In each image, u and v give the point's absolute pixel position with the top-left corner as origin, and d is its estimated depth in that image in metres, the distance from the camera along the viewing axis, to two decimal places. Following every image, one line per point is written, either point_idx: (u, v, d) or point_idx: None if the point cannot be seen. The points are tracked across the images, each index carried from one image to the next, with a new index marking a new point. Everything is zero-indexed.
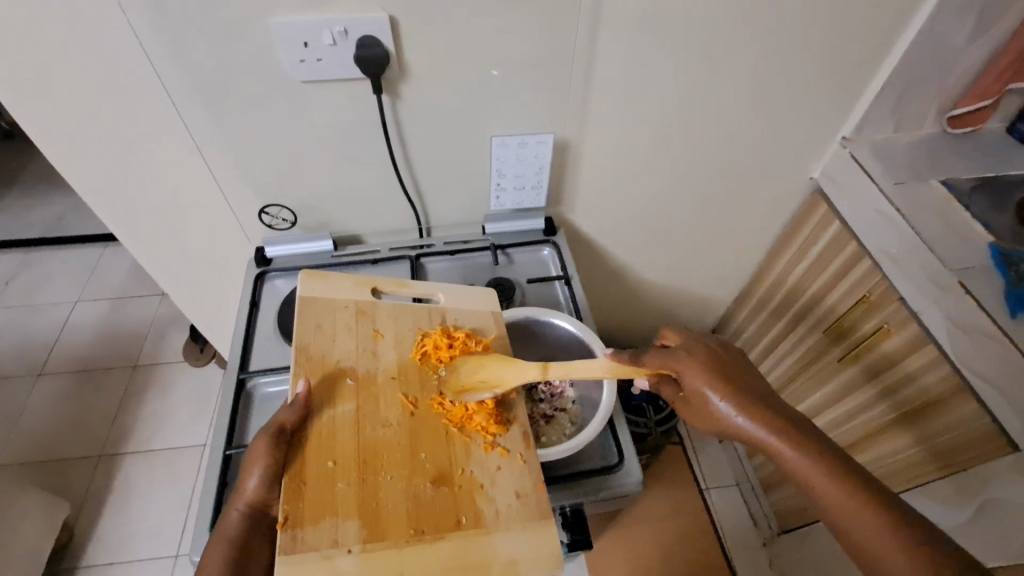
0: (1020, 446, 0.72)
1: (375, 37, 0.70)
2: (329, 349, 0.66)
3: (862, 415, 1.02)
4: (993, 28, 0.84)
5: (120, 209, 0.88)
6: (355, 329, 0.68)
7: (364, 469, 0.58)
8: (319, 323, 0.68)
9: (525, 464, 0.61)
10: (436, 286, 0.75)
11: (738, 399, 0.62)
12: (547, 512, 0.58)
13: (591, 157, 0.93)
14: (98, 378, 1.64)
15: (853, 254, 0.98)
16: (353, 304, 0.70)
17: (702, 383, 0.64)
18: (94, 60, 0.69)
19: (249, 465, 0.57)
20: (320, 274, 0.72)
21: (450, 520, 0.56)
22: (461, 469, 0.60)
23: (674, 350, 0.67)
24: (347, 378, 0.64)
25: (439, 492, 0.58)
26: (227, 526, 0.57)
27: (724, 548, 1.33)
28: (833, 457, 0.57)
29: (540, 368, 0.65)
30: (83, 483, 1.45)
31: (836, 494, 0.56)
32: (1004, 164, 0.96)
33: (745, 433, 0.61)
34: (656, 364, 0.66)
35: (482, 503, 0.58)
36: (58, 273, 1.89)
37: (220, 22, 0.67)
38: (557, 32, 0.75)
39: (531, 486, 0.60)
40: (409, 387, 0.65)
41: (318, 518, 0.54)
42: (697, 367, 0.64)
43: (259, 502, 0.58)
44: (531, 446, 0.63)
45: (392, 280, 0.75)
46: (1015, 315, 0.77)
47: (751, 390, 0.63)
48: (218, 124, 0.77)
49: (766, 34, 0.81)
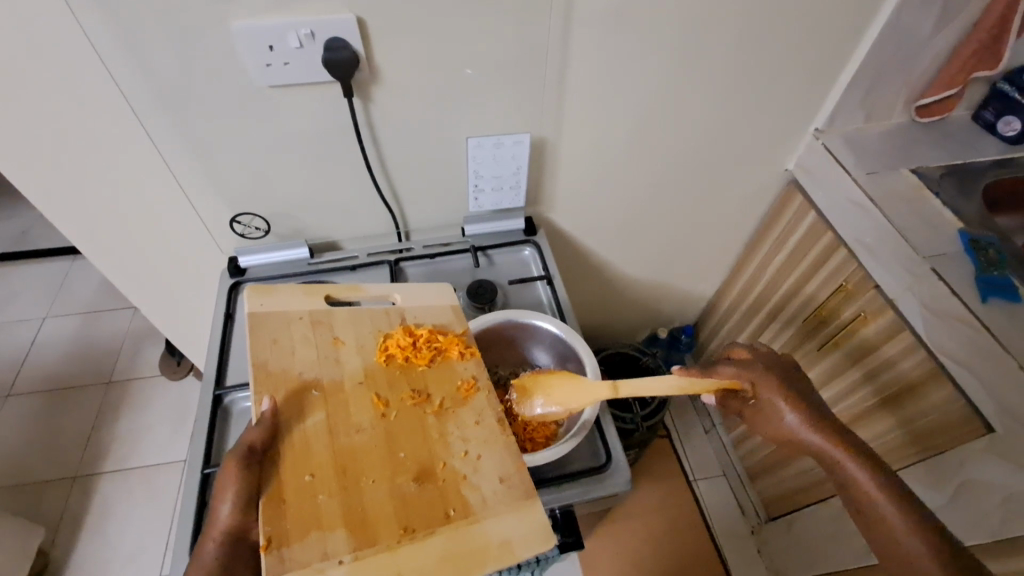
0: (994, 428, 0.74)
1: (342, 38, 0.68)
2: (289, 363, 0.63)
3: (847, 400, 1.02)
4: (957, 18, 0.85)
5: (81, 221, 0.84)
6: (313, 339, 0.66)
7: (343, 477, 0.56)
8: (275, 337, 0.65)
9: (506, 449, 0.61)
10: (391, 287, 0.74)
11: (810, 417, 0.66)
12: (533, 490, 0.58)
13: (568, 155, 0.93)
14: (71, 397, 1.59)
15: (829, 243, 0.99)
16: (308, 315, 0.68)
17: (778, 398, 0.68)
18: (51, 70, 0.66)
19: (220, 491, 0.55)
20: (267, 288, 0.69)
21: (439, 513, 0.56)
22: (442, 462, 0.59)
23: (746, 362, 0.71)
24: (313, 390, 0.62)
25: (424, 488, 0.57)
26: (204, 559, 0.55)
27: (714, 539, 1.35)
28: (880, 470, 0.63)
29: (610, 387, 0.68)
30: (57, 507, 1.40)
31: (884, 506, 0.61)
32: (970, 152, 0.98)
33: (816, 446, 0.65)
34: (730, 374, 0.70)
35: (468, 492, 0.57)
36: (24, 289, 1.83)
37: (180, 27, 0.65)
38: (527, 31, 0.74)
39: (513, 468, 0.60)
40: (379, 388, 0.64)
41: (303, 535, 0.52)
42: (770, 381, 0.69)
43: (235, 530, 0.56)
44: (507, 430, 0.63)
45: (344, 286, 0.73)
46: (984, 299, 0.78)
47: (816, 404, 0.67)
48: (181, 130, 0.74)
49: (735, 30, 0.81)
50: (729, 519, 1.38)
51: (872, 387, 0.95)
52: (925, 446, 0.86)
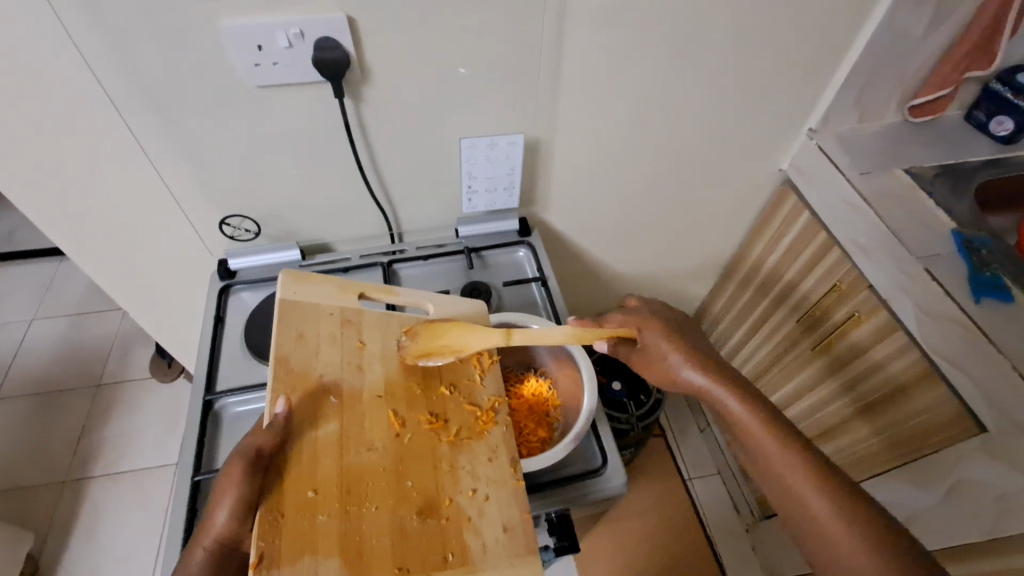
0: (985, 426, 0.74)
1: (332, 38, 0.67)
2: (312, 362, 0.62)
3: (826, 408, 1.06)
4: (951, 17, 0.85)
5: (67, 223, 0.83)
6: (339, 339, 0.64)
7: (347, 500, 0.55)
8: (302, 331, 0.64)
9: (516, 494, 0.58)
10: (426, 294, 0.71)
11: (690, 356, 0.67)
12: (535, 547, 0.55)
13: (562, 155, 0.92)
14: (60, 399, 1.57)
15: (823, 243, 0.99)
16: (338, 312, 0.66)
17: (661, 340, 0.69)
18: (26, 68, 0.64)
19: (220, 494, 0.53)
20: (303, 276, 0.67)
21: (436, 555, 0.53)
22: (448, 498, 0.57)
23: (634, 311, 0.73)
24: (331, 396, 0.60)
25: (425, 525, 0.55)
26: (191, 566, 0.53)
27: (708, 536, 1.36)
28: (755, 400, 0.62)
29: (504, 335, 0.66)
30: (47, 511, 1.39)
31: (756, 434, 0.60)
32: (962, 152, 0.98)
33: (694, 384, 0.66)
34: (618, 322, 0.72)
35: (470, 536, 0.55)
36: (12, 290, 1.81)
37: (166, 26, 0.63)
38: (519, 30, 0.73)
39: (519, 517, 0.57)
40: (397, 405, 0.62)
41: (296, 557, 0.51)
42: (656, 326, 0.70)
43: (227, 539, 0.54)
44: (519, 473, 0.60)
45: (379, 286, 0.70)
46: (977, 299, 0.78)
47: (700, 347, 0.68)
48: (168, 130, 0.73)
49: (731, 30, 0.81)
50: (724, 516, 1.39)
51: (852, 395, 0.98)
52: (911, 449, 0.88)
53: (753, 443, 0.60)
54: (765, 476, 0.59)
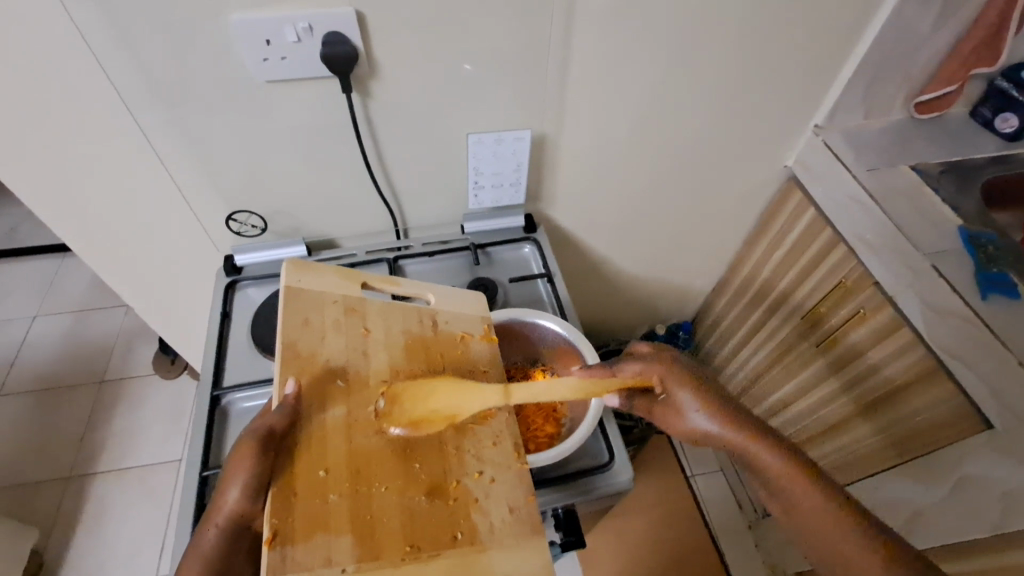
0: (993, 424, 0.74)
1: (340, 33, 0.67)
2: (319, 346, 0.61)
3: (829, 406, 1.06)
4: (959, 13, 0.85)
5: (74, 218, 0.83)
6: (345, 326, 0.64)
7: (357, 479, 0.54)
8: (307, 317, 0.63)
9: (522, 477, 0.59)
10: (426, 286, 0.71)
11: (715, 410, 0.62)
12: (541, 527, 0.56)
13: (568, 151, 0.92)
14: (63, 396, 1.57)
15: (828, 240, 0.99)
16: (342, 299, 0.66)
17: (680, 392, 0.64)
18: (35, 63, 0.64)
19: (231, 474, 0.53)
20: (306, 265, 0.66)
21: (446, 535, 0.53)
22: (456, 480, 0.57)
23: (646, 358, 0.68)
24: (338, 379, 0.60)
25: (434, 505, 0.55)
26: (205, 542, 0.54)
27: (712, 535, 1.36)
28: (801, 463, 0.58)
29: (502, 393, 0.63)
30: (51, 507, 1.39)
31: (806, 503, 0.56)
32: (968, 148, 0.98)
33: (722, 442, 0.61)
34: (633, 372, 0.66)
35: (478, 516, 0.55)
36: (13, 287, 1.80)
37: (175, 20, 0.63)
38: (527, 25, 0.73)
39: (523, 498, 0.57)
40: (403, 389, 0.61)
41: (309, 536, 0.51)
42: (672, 373, 0.65)
43: (241, 516, 0.54)
44: (524, 456, 0.60)
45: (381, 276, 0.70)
46: (984, 295, 0.78)
47: (724, 398, 0.63)
48: (176, 124, 0.73)
49: (738, 26, 0.80)
50: (727, 514, 1.40)
51: (848, 397, 1.01)
52: (909, 447, 0.89)
53: (801, 511, 0.56)
54: (812, 544, 0.56)
